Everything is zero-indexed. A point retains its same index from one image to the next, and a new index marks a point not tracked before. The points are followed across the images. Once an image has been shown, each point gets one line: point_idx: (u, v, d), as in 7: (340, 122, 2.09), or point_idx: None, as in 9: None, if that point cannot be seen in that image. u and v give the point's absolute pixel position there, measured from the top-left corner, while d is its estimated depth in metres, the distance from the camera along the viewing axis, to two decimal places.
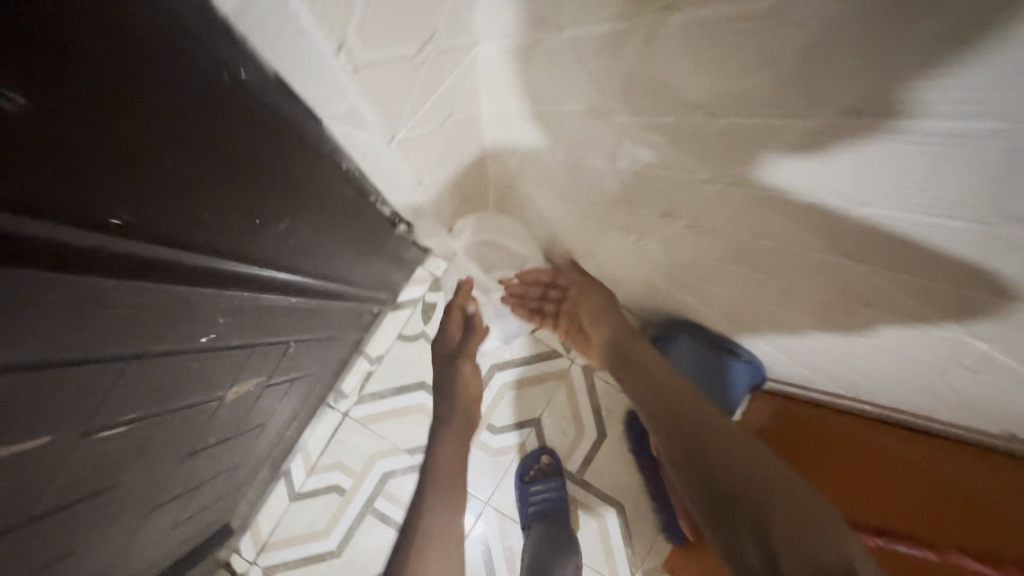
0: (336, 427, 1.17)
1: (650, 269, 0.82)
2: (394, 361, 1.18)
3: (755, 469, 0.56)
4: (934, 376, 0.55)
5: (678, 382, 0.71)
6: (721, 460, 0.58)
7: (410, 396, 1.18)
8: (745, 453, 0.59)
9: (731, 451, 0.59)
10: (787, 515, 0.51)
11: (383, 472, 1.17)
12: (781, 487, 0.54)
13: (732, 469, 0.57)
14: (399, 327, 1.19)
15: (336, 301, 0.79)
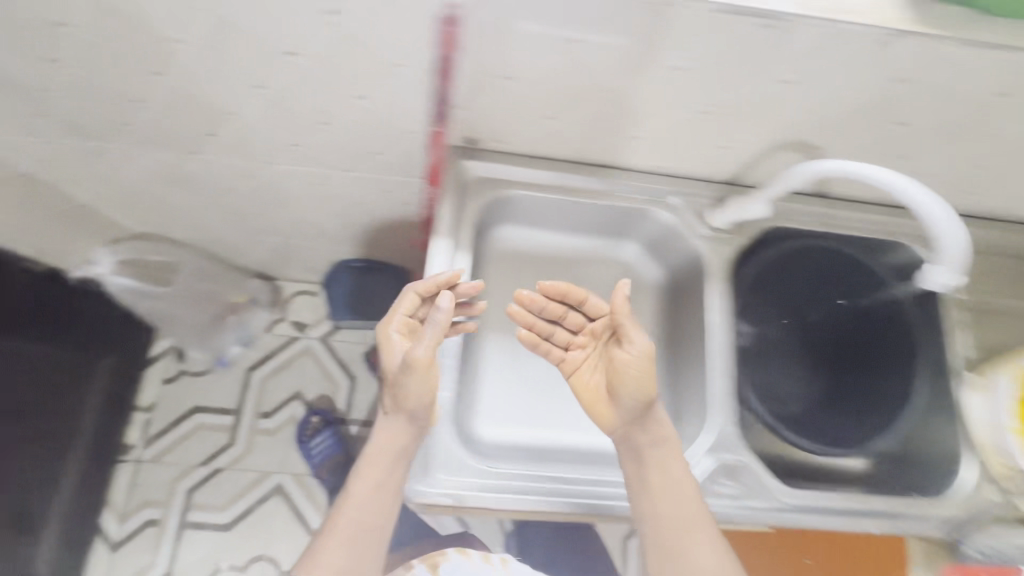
0: (133, 474, 1.38)
1: (253, 230, 1.17)
2: (165, 401, 1.44)
3: (692, 502, 0.64)
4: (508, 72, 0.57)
5: (670, 427, 0.67)
6: (655, 470, 0.65)
7: (186, 422, 1.43)
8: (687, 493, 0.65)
9: (673, 487, 0.64)
10: (700, 555, 0.63)
11: (186, 491, 1.39)
12: (700, 528, 0.63)
13: (668, 488, 0.64)
14: (159, 373, 1.45)
15: (46, 347, 1.09)
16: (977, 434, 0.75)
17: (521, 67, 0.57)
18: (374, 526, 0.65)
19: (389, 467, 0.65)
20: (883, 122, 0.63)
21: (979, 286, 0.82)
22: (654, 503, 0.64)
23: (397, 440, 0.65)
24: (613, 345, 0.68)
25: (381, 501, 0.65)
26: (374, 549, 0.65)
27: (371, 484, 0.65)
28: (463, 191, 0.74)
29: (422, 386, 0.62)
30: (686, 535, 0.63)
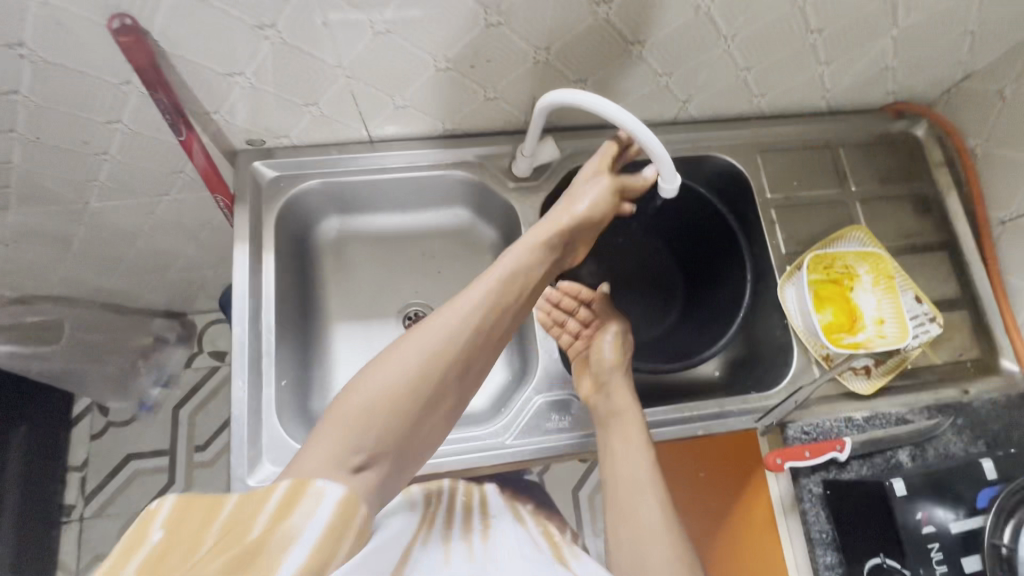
0: (79, 533, 1.39)
1: (125, 270, 1.17)
2: (97, 456, 1.45)
3: (643, 467, 0.66)
4: (236, 57, 0.58)
5: (628, 400, 0.70)
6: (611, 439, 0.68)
7: (122, 471, 1.44)
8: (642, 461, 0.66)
9: (628, 453, 0.66)
10: (645, 507, 0.64)
11: (134, 538, 1.40)
12: (644, 475, 0.65)
13: (620, 456, 0.66)
14: (86, 431, 1.46)
15: None
16: (794, 326, 0.77)
17: (238, 59, 0.58)
18: (454, 368, 0.53)
19: (522, 271, 0.59)
20: (619, 40, 0.65)
21: (788, 180, 0.85)
22: (624, 475, 0.66)
23: (598, 215, 0.66)
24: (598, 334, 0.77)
25: (477, 335, 0.55)
26: (441, 404, 0.52)
27: (481, 302, 0.56)
28: (262, 193, 0.76)
29: (597, 203, 0.66)
30: (646, 491, 0.65)
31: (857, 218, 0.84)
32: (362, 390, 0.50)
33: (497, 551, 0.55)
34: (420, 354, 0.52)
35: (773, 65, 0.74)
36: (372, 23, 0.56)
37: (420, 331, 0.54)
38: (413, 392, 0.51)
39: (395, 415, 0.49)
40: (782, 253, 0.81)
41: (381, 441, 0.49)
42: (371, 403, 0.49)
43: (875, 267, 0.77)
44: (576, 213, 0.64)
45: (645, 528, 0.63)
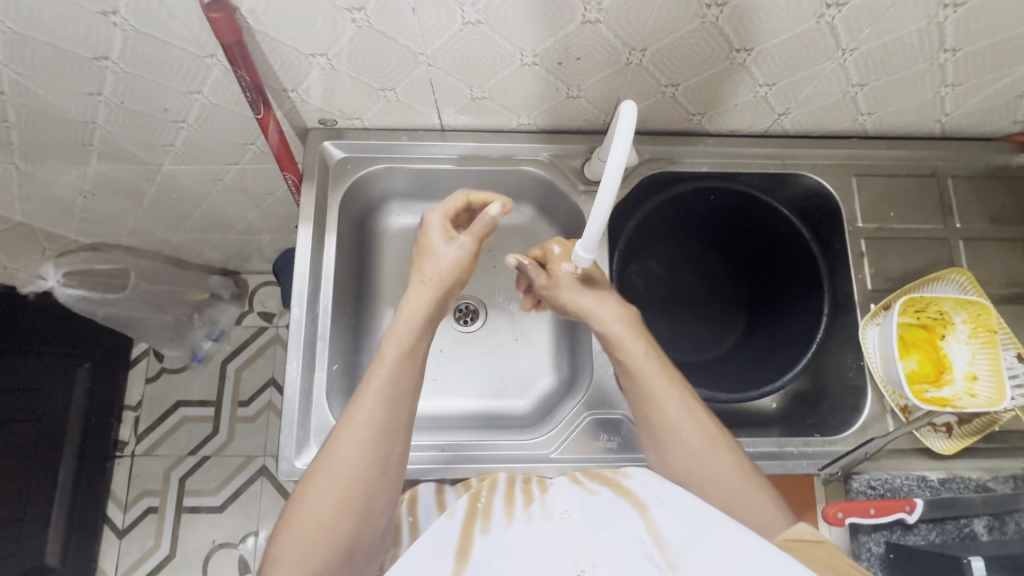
0: (130, 467, 1.48)
1: (192, 228, 1.22)
2: (151, 399, 1.53)
3: (650, 376, 0.61)
4: (317, 37, 0.55)
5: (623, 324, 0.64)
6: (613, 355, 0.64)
7: (173, 415, 1.52)
8: (654, 379, 0.61)
9: (638, 379, 0.61)
10: (673, 415, 0.59)
11: (179, 479, 1.48)
12: (654, 382, 0.60)
13: (629, 372, 0.62)
14: (142, 374, 1.54)
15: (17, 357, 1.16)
16: (872, 370, 0.72)
17: (324, 40, 0.56)
18: (375, 467, 0.52)
19: (402, 359, 0.57)
20: (723, 46, 0.59)
21: (882, 209, 0.78)
22: (636, 382, 0.61)
23: (455, 271, 0.65)
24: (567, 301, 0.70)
25: (382, 431, 0.53)
26: (379, 502, 0.53)
27: (374, 397, 0.54)
28: (329, 173, 0.75)
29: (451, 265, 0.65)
30: (663, 394, 0.60)
31: (958, 258, 0.76)
32: (300, 521, 0.50)
33: (555, 509, 0.54)
34: (344, 467, 0.51)
35: (888, 84, 0.67)
36: (463, 12, 0.53)
37: (334, 440, 0.53)
38: (343, 510, 0.50)
39: (334, 534, 0.50)
40: (867, 289, 0.75)
41: (332, 561, 0.50)
42: (311, 527, 0.50)
43: (976, 316, 0.70)
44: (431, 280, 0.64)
45: (671, 428, 0.58)
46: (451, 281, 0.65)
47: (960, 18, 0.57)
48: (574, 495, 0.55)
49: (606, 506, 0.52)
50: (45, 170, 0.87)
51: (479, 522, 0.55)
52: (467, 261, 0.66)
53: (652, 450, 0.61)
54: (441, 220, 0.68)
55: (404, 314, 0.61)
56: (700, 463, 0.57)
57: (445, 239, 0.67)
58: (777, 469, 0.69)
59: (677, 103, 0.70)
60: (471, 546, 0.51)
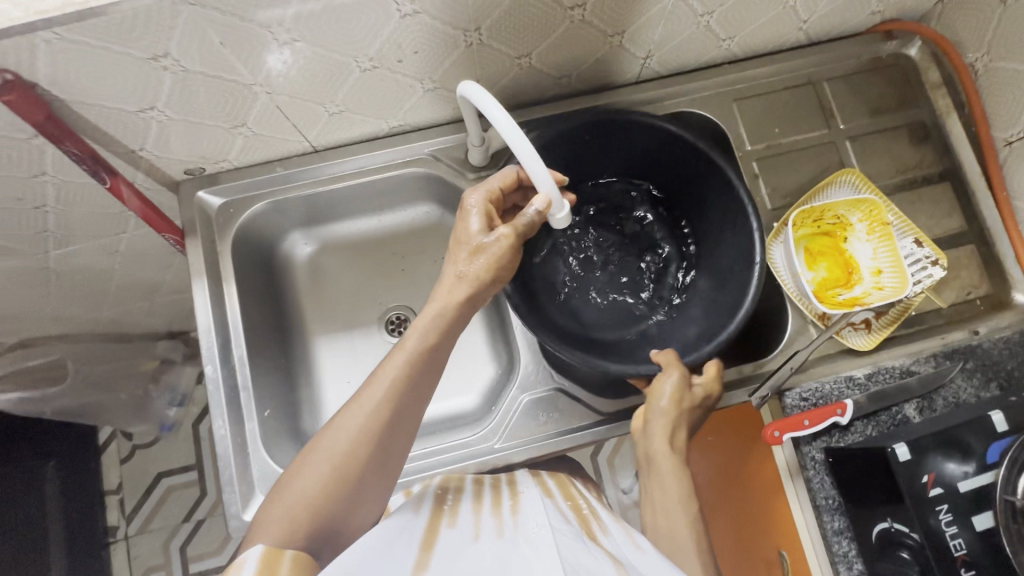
0: (128, 549, 1.46)
1: (114, 302, 1.18)
2: (131, 478, 1.50)
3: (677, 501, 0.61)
4: (139, 92, 0.53)
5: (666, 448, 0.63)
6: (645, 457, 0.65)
7: (158, 488, 1.50)
8: (676, 507, 0.61)
9: (662, 499, 0.62)
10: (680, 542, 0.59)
11: (180, 549, 1.47)
12: (669, 479, 0.62)
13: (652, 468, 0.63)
14: (115, 458, 1.51)
15: None
16: (787, 287, 0.73)
17: (146, 95, 0.54)
18: (373, 455, 0.51)
19: (418, 356, 0.54)
20: (556, 8, 0.58)
21: (767, 127, 0.78)
22: (657, 482, 0.62)
23: (491, 265, 0.58)
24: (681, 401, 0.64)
25: (394, 411, 0.53)
26: (371, 496, 0.52)
27: (393, 379, 0.53)
28: (212, 222, 0.72)
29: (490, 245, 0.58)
30: (678, 516, 0.60)
31: (848, 158, 0.78)
32: (293, 486, 0.50)
33: (525, 523, 0.54)
34: (350, 433, 0.51)
35: (735, 6, 0.66)
36: (273, 34, 0.50)
37: (343, 417, 0.52)
38: (333, 490, 0.50)
39: (323, 501, 0.49)
40: (768, 209, 0.76)
41: (312, 534, 0.49)
42: (300, 500, 0.49)
43: (869, 212, 0.71)
44: (463, 273, 0.58)
45: (668, 512, 0.61)
46: (497, 269, 0.58)
47: None
48: (548, 516, 0.55)
49: (574, 543, 0.51)
50: None
51: (445, 517, 0.57)
52: (504, 257, 0.58)
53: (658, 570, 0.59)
54: (478, 202, 0.61)
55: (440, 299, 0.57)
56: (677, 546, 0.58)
57: (482, 226, 0.60)
58: (715, 404, 0.71)
59: (537, 71, 0.69)
60: (436, 537, 0.52)
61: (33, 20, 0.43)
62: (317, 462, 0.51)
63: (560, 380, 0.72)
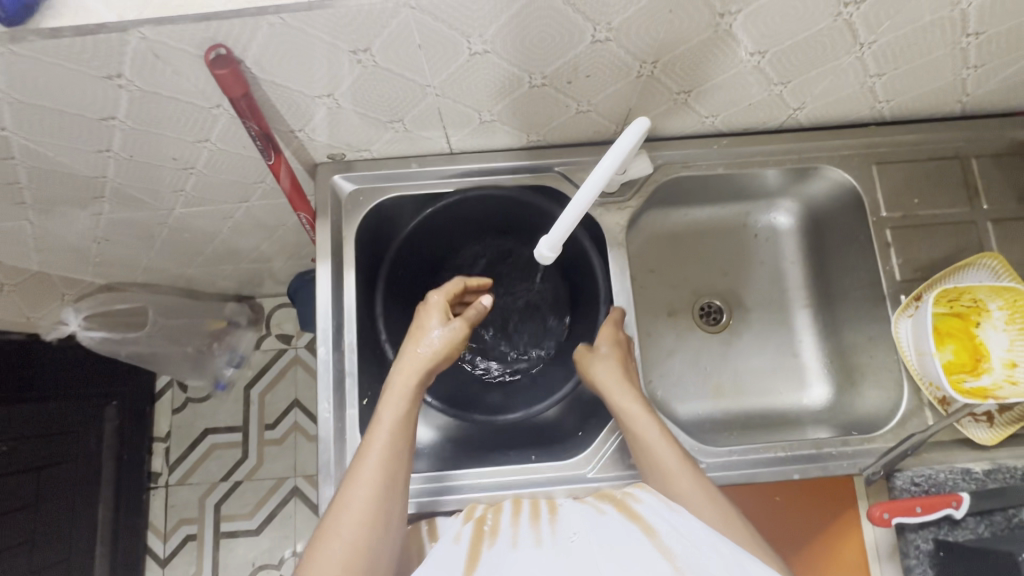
0: (165, 498, 1.48)
1: (204, 260, 1.21)
2: (179, 429, 1.52)
3: (667, 452, 0.62)
4: (323, 79, 0.54)
5: (635, 406, 0.66)
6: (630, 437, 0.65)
7: (202, 443, 1.52)
8: (664, 454, 0.62)
9: (650, 450, 0.63)
10: (685, 488, 0.59)
11: (214, 506, 1.48)
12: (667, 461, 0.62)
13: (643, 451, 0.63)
14: (168, 406, 1.54)
15: (47, 402, 1.17)
16: (907, 363, 0.71)
17: (328, 84, 0.55)
18: (379, 508, 0.56)
19: (397, 424, 0.61)
20: (737, 53, 0.57)
21: (906, 196, 0.76)
22: (636, 436, 0.65)
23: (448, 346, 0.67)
24: (610, 363, 0.69)
25: (389, 468, 0.59)
26: (387, 552, 0.55)
27: (377, 443, 0.60)
28: (343, 208, 0.74)
29: (446, 337, 0.68)
30: (676, 470, 0.61)
31: (987, 241, 0.75)
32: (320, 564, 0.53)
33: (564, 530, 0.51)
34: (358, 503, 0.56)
35: (907, 72, 0.64)
36: (470, 44, 0.51)
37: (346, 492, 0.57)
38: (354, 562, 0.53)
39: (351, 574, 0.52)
40: (896, 280, 0.73)
41: None
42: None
43: (1012, 301, 0.68)
44: (429, 357, 0.66)
45: (657, 464, 0.62)
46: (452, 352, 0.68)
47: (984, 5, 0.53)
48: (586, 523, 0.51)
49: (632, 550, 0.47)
50: (61, 218, 0.86)
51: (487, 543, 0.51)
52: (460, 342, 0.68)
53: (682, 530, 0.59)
54: (441, 301, 0.70)
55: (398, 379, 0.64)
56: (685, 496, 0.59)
57: (438, 320, 0.69)
58: (819, 472, 0.68)
59: (690, 108, 0.68)
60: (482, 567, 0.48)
61: (266, 4, 0.44)
62: (328, 538, 0.54)
63: None
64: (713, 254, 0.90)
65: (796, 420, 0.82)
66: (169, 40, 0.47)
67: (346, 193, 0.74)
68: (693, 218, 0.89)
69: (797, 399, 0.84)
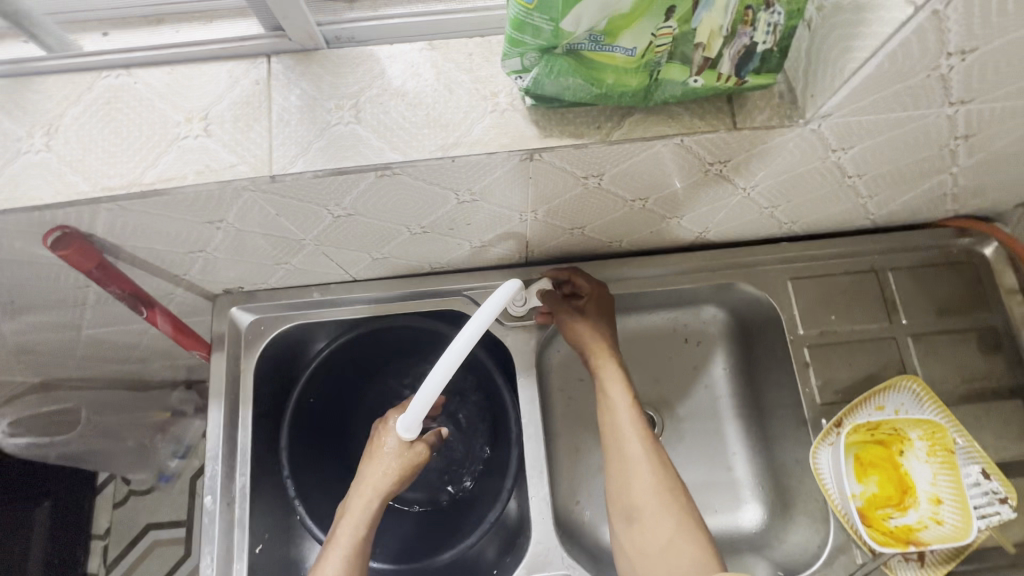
0: None
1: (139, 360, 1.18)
2: (121, 524, 1.38)
3: (629, 426, 0.65)
4: (186, 241, 0.53)
5: (609, 375, 0.67)
6: (602, 412, 0.67)
7: (144, 540, 1.38)
8: (624, 425, 0.65)
9: (614, 418, 0.66)
10: (638, 474, 0.62)
11: None
12: (633, 445, 0.64)
13: (612, 430, 0.65)
14: (110, 499, 1.39)
15: None
16: (831, 497, 0.67)
17: (195, 242, 0.53)
18: None
19: (356, 545, 0.60)
20: (617, 199, 0.56)
21: (822, 313, 0.74)
22: (605, 403, 0.67)
23: (404, 469, 0.64)
24: (586, 315, 0.69)
25: None
26: None
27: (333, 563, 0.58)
28: (242, 339, 0.71)
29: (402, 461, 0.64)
30: (635, 455, 0.63)
31: (909, 357, 0.72)
32: None
33: None
34: None
35: (803, 202, 0.64)
36: (330, 210, 0.50)
37: None
38: None
39: None
40: (817, 402, 0.71)
41: None
42: None
43: (931, 432, 0.66)
44: (389, 474, 0.63)
45: (619, 435, 0.65)
46: (408, 478, 0.65)
47: (854, 158, 0.53)
48: None
49: None
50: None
51: None
52: (418, 467, 0.64)
53: (619, 515, 0.63)
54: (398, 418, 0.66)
55: (360, 497, 0.63)
56: (637, 472, 0.63)
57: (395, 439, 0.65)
58: None
59: (589, 235, 0.67)
60: None
61: (96, 195, 0.43)
62: None
63: (571, 565, 0.66)
64: (644, 360, 0.87)
65: (731, 545, 0.77)
66: (6, 227, 0.45)
67: (245, 325, 0.71)
68: (619, 326, 0.86)
69: (732, 520, 0.79)
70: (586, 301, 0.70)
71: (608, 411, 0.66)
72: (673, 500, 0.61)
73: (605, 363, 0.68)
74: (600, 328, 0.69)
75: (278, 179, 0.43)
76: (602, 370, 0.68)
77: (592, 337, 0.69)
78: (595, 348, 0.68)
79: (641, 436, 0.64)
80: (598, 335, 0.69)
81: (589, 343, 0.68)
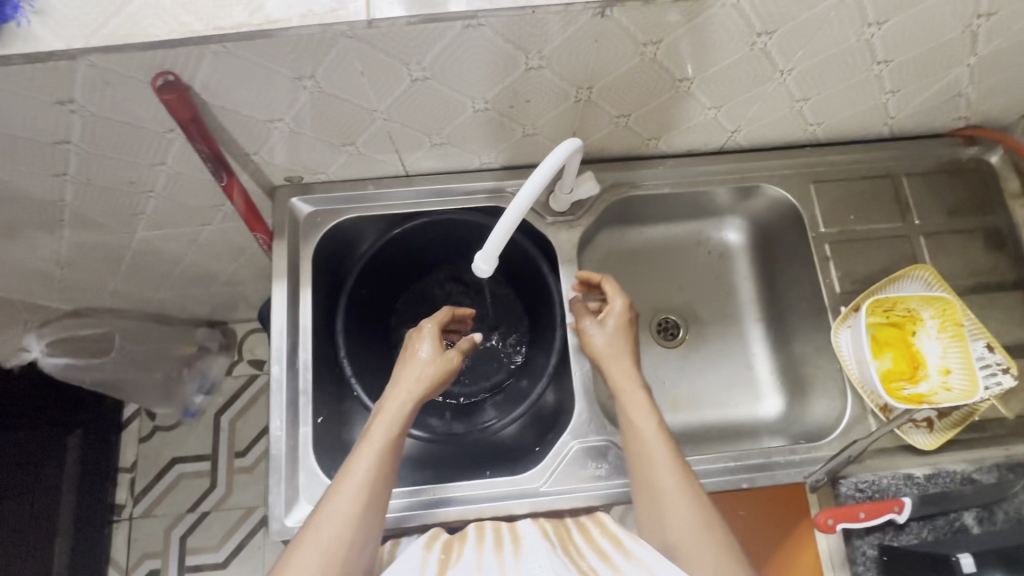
0: (128, 531, 1.29)
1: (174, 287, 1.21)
2: (146, 458, 1.34)
3: (656, 445, 0.62)
4: (272, 104, 0.57)
5: (635, 396, 0.65)
6: (629, 438, 0.64)
7: (168, 475, 1.33)
8: (651, 447, 0.62)
9: (639, 438, 0.63)
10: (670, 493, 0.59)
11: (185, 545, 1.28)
12: (664, 467, 0.61)
13: (643, 458, 0.62)
14: (136, 433, 1.36)
15: None
16: (849, 373, 0.73)
17: (279, 106, 0.57)
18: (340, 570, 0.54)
19: (376, 477, 0.59)
20: (666, 78, 0.61)
21: (841, 213, 0.80)
22: (627, 423, 0.64)
23: (437, 373, 0.66)
24: (608, 328, 0.70)
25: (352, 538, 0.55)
26: None
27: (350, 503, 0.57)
28: (300, 228, 0.75)
29: (434, 367, 0.66)
30: (666, 478, 0.60)
31: (920, 254, 0.78)
32: None
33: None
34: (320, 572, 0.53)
35: (832, 96, 0.69)
36: (410, 70, 0.54)
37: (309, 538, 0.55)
38: None
39: None
40: (835, 292, 0.77)
41: None
42: None
43: (942, 310, 0.72)
44: (418, 385, 0.65)
45: (646, 457, 0.62)
46: (441, 384, 0.67)
47: (886, 35, 0.58)
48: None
49: None
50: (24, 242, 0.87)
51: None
52: (451, 370, 0.66)
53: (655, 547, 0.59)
54: (432, 328, 0.68)
55: (379, 434, 0.61)
56: (669, 492, 0.60)
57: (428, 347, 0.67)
58: (767, 480, 0.69)
59: (632, 129, 0.72)
60: None
61: (209, 34, 0.47)
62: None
63: (611, 433, 0.72)
64: (670, 270, 0.92)
65: (752, 432, 0.83)
66: (117, 68, 0.49)
67: (303, 216, 0.75)
68: (648, 237, 0.92)
69: (753, 411, 0.85)
70: (609, 321, 0.70)
71: (633, 438, 0.64)
72: (710, 524, 0.58)
73: (629, 385, 0.66)
74: (624, 347, 0.68)
75: (376, 24, 0.48)
76: (625, 397, 0.66)
77: (612, 359, 0.68)
78: (620, 375, 0.67)
79: (671, 461, 0.61)
80: (623, 357, 0.68)
81: (612, 369, 0.67)
